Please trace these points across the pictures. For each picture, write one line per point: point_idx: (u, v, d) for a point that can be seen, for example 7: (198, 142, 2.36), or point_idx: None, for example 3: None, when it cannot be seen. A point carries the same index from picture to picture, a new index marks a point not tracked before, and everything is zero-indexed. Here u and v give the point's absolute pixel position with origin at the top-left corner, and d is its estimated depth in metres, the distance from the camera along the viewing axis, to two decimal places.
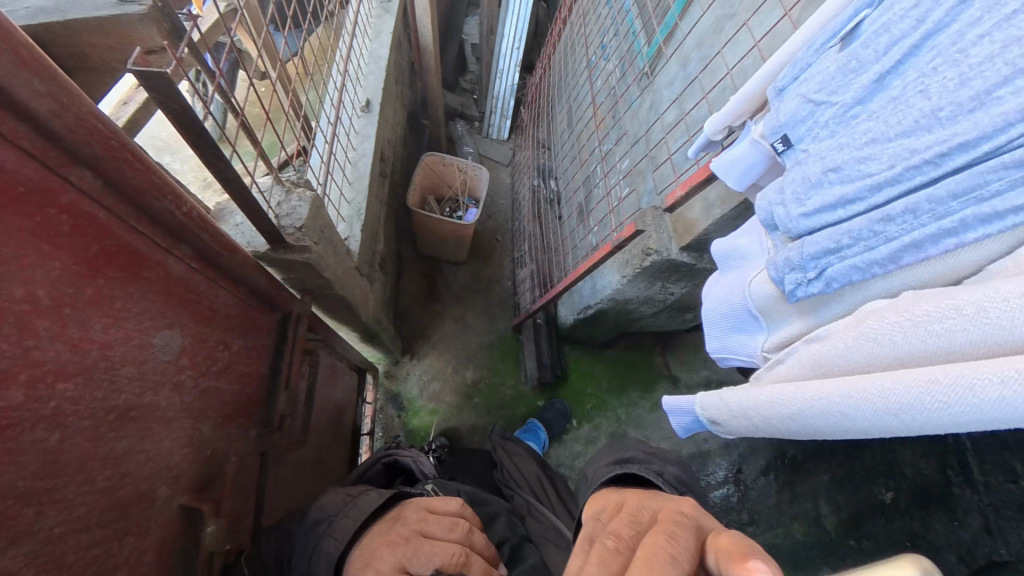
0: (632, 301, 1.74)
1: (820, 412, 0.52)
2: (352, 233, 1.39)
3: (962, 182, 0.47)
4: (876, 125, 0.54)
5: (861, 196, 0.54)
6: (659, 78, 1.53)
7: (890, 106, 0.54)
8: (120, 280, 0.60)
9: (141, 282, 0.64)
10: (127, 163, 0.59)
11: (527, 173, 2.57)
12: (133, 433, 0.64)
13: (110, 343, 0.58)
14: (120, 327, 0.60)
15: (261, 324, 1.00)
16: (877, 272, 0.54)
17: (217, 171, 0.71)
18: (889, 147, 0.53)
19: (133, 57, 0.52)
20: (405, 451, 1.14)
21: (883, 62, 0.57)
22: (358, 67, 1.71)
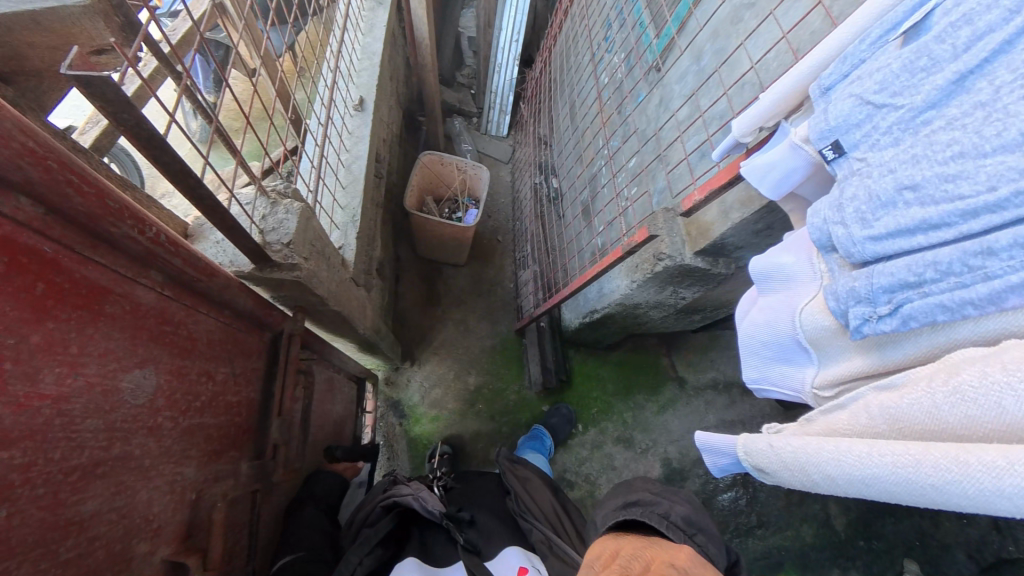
0: (641, 305, 1.67)
1: (902, 480, 0.44)
2: (346, 241, 1.31)
3: None
4: (964, 136, 0.47)
5: (949, 222, 0.47)
6: (669, 72, 1.44)
7: (981, 114, 0.47)
8: (77, 320, 0.52)
9: (103, 321, 0.56)
10: (72, 187, 0.51)
11: (528, 170, 2.48)
12: (102, 491, 0.56)
13: (67, 396, 0.51)
14: (78, 375, 0.52)
15: (250, 347, 0.92)
16: (969, 313, 0.45)
17: (187, 188, 0.63)
18: (984, 164, 0.45)
19: (70, 59, 0.44)
20: (401, 489, 1.07)
21: (962, 62, 0.50)
22: (350, 62, 1.62)
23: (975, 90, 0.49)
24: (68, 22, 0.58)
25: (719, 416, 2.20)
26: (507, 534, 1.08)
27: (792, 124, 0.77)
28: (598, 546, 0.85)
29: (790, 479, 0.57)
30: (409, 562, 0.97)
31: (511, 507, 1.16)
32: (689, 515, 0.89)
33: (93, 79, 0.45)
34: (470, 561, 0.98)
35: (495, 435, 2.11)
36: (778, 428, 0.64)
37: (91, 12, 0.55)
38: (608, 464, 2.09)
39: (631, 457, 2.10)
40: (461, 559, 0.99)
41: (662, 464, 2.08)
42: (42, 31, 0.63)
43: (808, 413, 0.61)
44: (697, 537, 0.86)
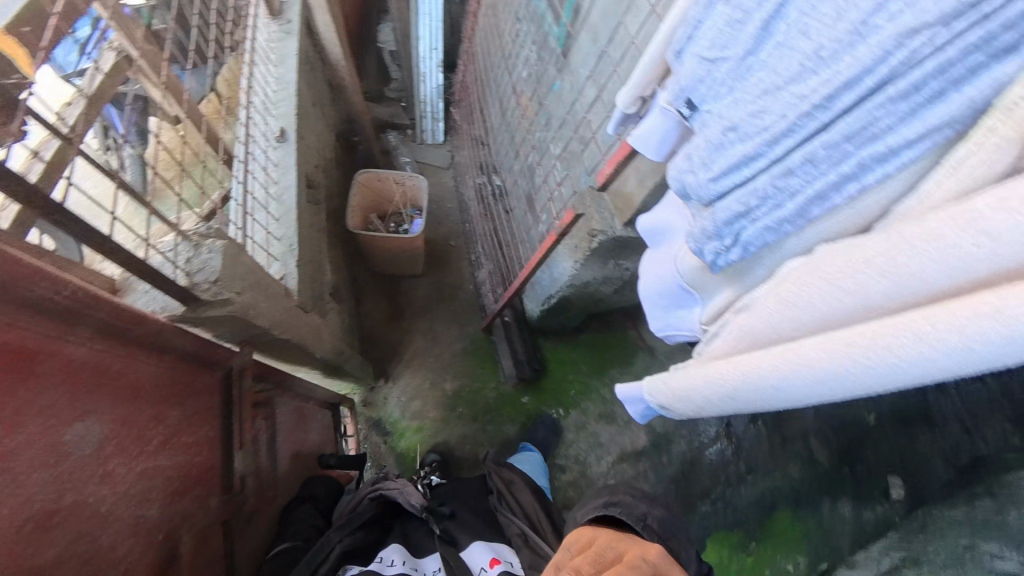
0: (591, 282, 1.74)
1: (750, 386, 0.55)
2: (287, 270, 1.35)
3: (853, 127, 0.47)
4: (767, 75, 0.53)
5: (762, 153, 0.54)
6: (574, 57, 1.50)
7: (778, 53, 0.53)
8: (8, 384, 0.56)
9: (34, 381, 0.59)
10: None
11: (471, 172, 2.53)
12: (63, 537, 0.60)
13: (8, 454, 0.54)
14: (16, 436, 0.55)
15: (201, 386, 0.95)
16: (787, 230, 0.55)
17: (92, 244, 0.66)
18: (781, 97, 0.52)
19: None
20: (388, 483, 1.15)
21: (763, 8, 0.56)
22: (266, 95, 1.64)
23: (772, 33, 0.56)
24: None
25: None
26: (485, 530, 1.12)
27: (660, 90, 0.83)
28: (575, 541, 0.93)
29: (693, 403, 0.67)
30: (391, 546, 1.06)
31: (493, 502, 1.22)
32: (664, 516, 0.96)
33: None
34: (445, 551, 1.06)
35: (481, 435, 2.17)
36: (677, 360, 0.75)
37: None
38: (594, 442, 2.17)
39: (615, 431, 2.18)
40: (438, 549, 1.08)
41: (646, 431, 2.17)
42: None
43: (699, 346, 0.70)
44: (672, 540, 0.94)
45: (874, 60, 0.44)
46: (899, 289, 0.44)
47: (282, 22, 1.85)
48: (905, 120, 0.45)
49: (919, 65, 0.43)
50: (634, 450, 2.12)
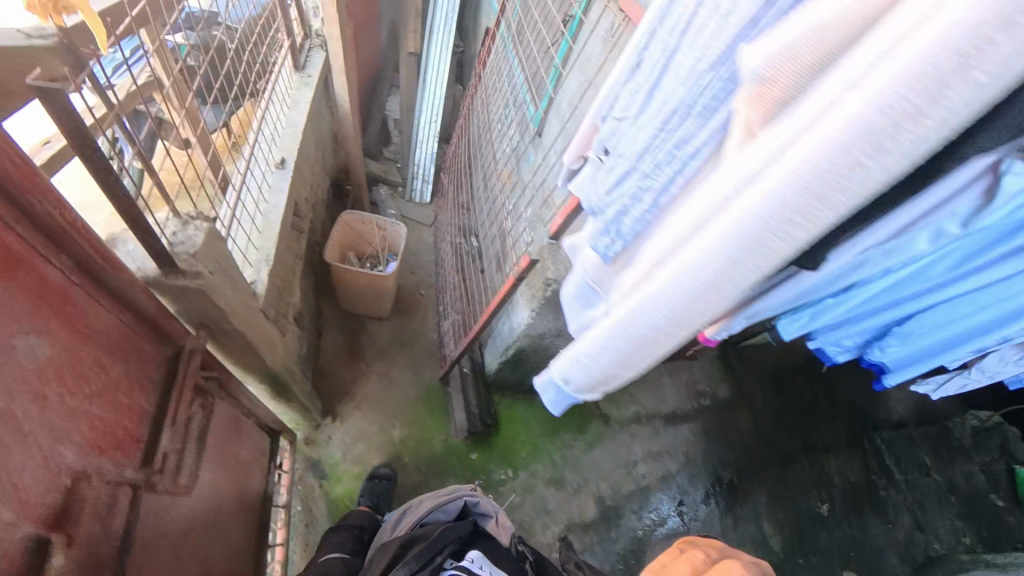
0: (546, 334, 1.89)
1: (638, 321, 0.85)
2: (258, 278, 1.45)
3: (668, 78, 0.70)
4: (671, 109, 0.71)
5: (653, 157, 0.77)
6: (562, 102, 1.59)
7: (661, 128, 0.74)
8: (22, 296, 0.69)
9: (51, 315, 0.74)
10: (15, 167, 0.66)
11: (449, 231, 2.74)
12: (56, 406, 0.75)
13: (28, 358, 0.69)
14: (25, 337, 0.69)
15: (146, 356, 0.99)
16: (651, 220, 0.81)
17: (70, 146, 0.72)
18: (662, 120, 0.73)
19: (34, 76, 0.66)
20: (482, 503, 1.63)
21: (653, 69, 0.72)
22: (273, 130, 1.84)
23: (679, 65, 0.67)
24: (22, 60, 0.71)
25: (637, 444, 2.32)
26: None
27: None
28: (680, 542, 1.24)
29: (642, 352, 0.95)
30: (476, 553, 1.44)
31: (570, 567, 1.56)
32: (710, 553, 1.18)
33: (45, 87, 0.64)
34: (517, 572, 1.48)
35: (422, 488, 2.15)
36: (585, 363, 1.00)
37: None
38: None
39: (564, 497, 2.32)
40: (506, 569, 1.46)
41: None
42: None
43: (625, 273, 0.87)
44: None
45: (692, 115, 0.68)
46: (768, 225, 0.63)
47: (302, 76, 2.12)
48: (670, 104, 0.71)
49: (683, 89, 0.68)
50: None
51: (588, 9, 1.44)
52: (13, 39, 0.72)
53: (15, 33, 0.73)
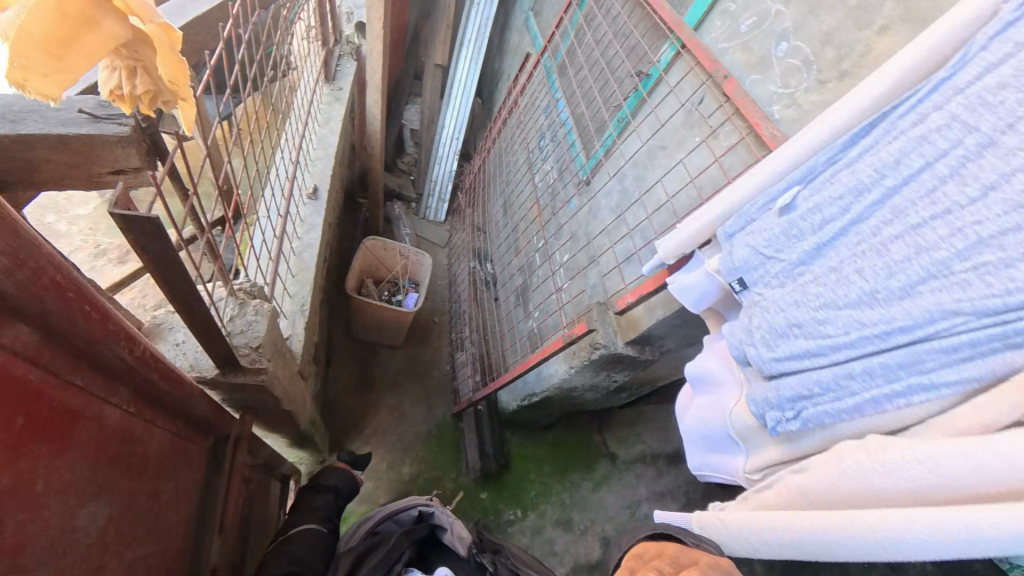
0: (578, 389, 1.78)
1: (822, 526, 0.64)
2: (294, 332, 1.33)
3: (879, 216, 0.66)
4: (872, 252, 0.64)
5: (845, 305, 0.66)
6: (623, 157, 1.52)
7: (851, 262, 0.67)
8: (81, 462, 0.52)
9: (110, 466, 0.58)
10: (85, 315, 0.48)
11: (464, 256, 2.55)
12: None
13: (83, 532, 0.53)
14: (81, 512, 0.53)
15: (193, 458, 0.83)
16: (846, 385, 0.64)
17: (150, 260, 0.56)
18: (864, 261, 0.65)
19: (114, 199, 0.48)
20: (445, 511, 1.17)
21: (849, 212, 0.68)
22: (305, 154, 1.70)
23: (861, 233, 0.67)
24: (95, 147, 0.58)
25: (648, 488, 2.27)
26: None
27: (985, 157, 0.57)
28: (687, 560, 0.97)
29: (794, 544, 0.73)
30: None
31: None
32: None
33: (136, 217, 0.49)
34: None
35: None
36: (736, 532, 0.80)
37: (124, 140, 0.58)
38: (550, 547, 2.09)
39: (572, 539, 2.13)
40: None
41: (601, 542, 2.13)
42: (60, 148, 0.59)
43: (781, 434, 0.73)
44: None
45: (916, 272, 0.59)
46: (976, 485, 0.53)
47: (333, 88, 2.01)
48: (881, 249, 0.64)
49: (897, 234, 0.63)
50: (588, 561, 2.08)
51: (669, 67, 1.32)
52: (80, 122, 0.59)
53: (80, 113, 0.60)
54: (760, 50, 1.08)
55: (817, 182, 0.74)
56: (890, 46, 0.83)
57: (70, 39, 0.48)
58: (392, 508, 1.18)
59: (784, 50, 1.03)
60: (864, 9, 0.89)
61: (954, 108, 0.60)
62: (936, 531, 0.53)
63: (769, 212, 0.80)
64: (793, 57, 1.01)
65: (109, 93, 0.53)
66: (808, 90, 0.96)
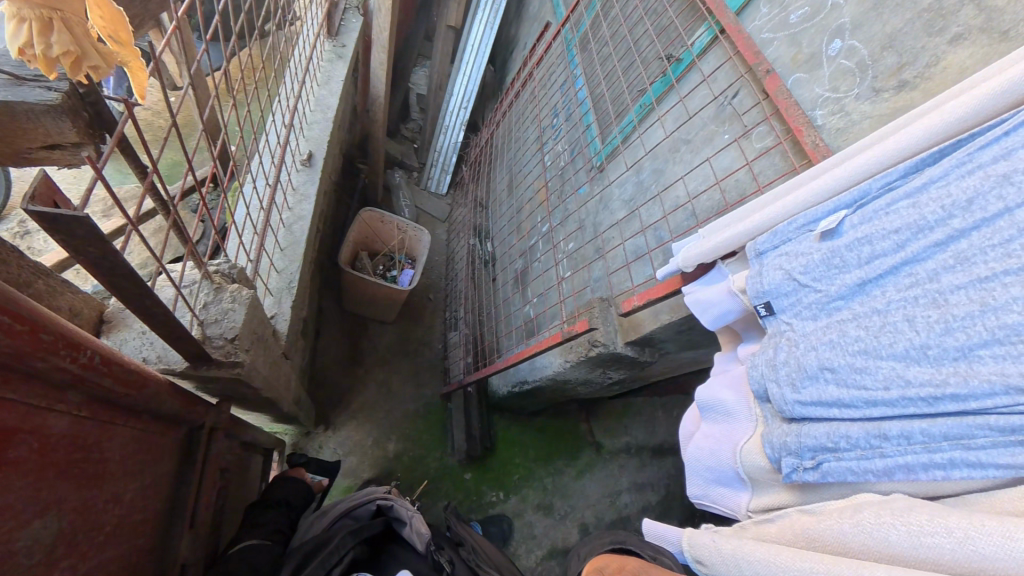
0: (571, 382, 1.73)
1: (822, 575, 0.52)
2: (280, 310, 1.24)
3: (939, 264, 0.55)
4: (922, 302, 0.54)
5: (887, 356, 0.54)
6: (642, 150, 1.41)
7: (899, 305, 0.56)
8: (23, 479, 0.47)
9: (60, 479, 0.52)
10: (4, 328, 0.41)
11: (463, 232, 2.47)
12: None
13: (27, 549, 0.48)
14: (25, 530, 0.47)
15: (165, 449, 0.78)
16: (878, 445, 0.53)
17: (85, 258, 0.48)
18: (913, 311, 0.54)
19: (31, 191, 0.39)
20: (406, 501, 1.03)
21: (905, 251, 0.58)
22: (301, 116, 1.58)
23: (916, 277, 0.56)
24: (23, 122, 0.50)
25: (632, 479, 2.27)
26: None
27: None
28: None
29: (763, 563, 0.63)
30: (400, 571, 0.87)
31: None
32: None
33: (64, 216, 0.41)
34: None
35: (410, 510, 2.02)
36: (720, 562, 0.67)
37: (58, 109, 0.51)
38: (528, 532, 2.08)
39: (550, 524, 2.12)
40: None
41: (579, 530, 2.13)
42: None
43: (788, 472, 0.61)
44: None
45: (973, 336, 0.49)
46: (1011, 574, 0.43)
47: (336, 44, 1.87)
48: (933, 296, 0.53)
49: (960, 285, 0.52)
50: (565, 547, 2.08)
51: (704, 54, 1.21)
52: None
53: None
54: (809, 48, 0.99)
55: (870, 208, 0.63)
56: (963, 58, 0.75)
57: None
58: (346, 503, 1.04)
59: (837, 49, 0.93)
60: (936, 12, 0.80)
61: None
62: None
63: (809, 234, 0.69)
64: (847, 58, 0.92)
65: (17, 52, 0.42)
66: (860, 98, 0.87)
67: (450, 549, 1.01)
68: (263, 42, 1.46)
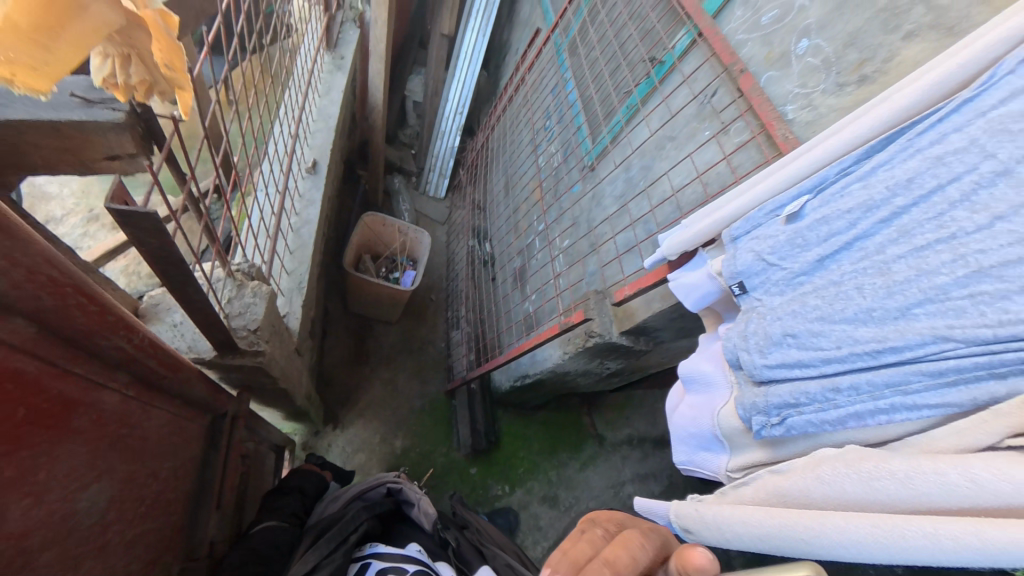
0: (571, 374, 1.79)
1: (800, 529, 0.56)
2: (292, 309, 1.32)
3: (887, 238, 0.62)
4: (870, 272, 0.61)
5: (841, 320, 0.61)
6: (632, 150, 1.48)
7: (851, 276, 0.63)
8: (84, 446, 0.53)
9: (111, 450, 0.58)
10: (79, 308, 0.48)
11: (463, 234, 2.55)
12: (113, 552, 0.61)
13: (85, 510, 0.54)
14: (84, 493, 0.53)
15: (192, 435, 0.84)
16: (830, 397, 0.60)
17: (149, 251, 0.56)
18: (862, 280, 0.61)
19: (112, 193, 0.48)
20: (413, 484, 1.07)
21: (857, 228, 0.65)
22: (304, 125, 1.66)
23: (867, 250, 0.64)
24: (88, 135, 0.59)
25: (635, 470, 2.32)
26: None
27: (999, 187, 0.54)
28: None
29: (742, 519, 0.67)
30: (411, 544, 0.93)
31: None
32: None
33: (134, 214, 0.49)
34: None
35: None
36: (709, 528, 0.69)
37: (119, 126, 0.59)
38: (535, 523, 2.14)
39: (556, 515, 2.18)
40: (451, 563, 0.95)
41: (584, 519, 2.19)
42: (56, 137, 0.58)
43: (759, 428, 0.67)
44: None
45: (910, 297, 0.56)
46: (944, 506, 0.50)
47: (335, 56, 1.94)
48: (882, 266, 0.61)
49: (902, 254, 0.59)
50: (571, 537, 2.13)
51: (684, 55, 1.28)
52: (72, 106, 0.58)
53: (71, 97, 0.59)
54: (781, 46, 1.06)
55: (829, 191, 0.70)
56: (915, 53, 0.82)
57: (57, 26, 0.44)
58: (357, 487, 1.08)
59: (805, 48, 1.01)
60: (891, 12, 0.87)
61: (975, 132, 0.57)
62: (897, 538, 0.49)
63: (776, 219, 0.76)
64: (813, 56, 0.99)
65: (102, 80, 0.52)
66: (825, 93, 0.94)
67: (456, 529, 1.07)
68: (261, 52, 1.52)
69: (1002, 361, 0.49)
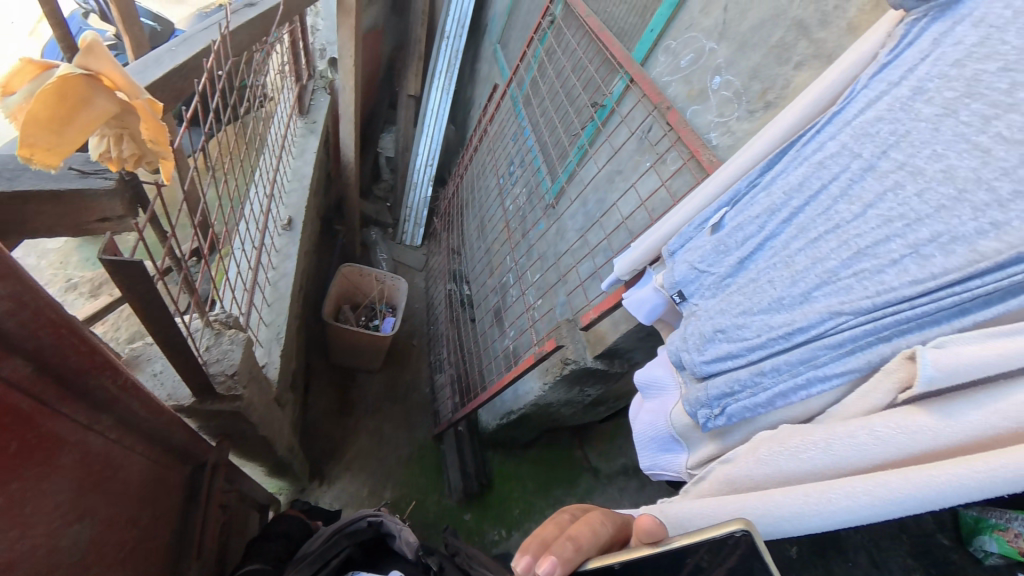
0: (554, 404, 1.82)
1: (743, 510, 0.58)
2: (270, 359, 1.35)
3: (790, 235, 0.71)
4: (779, 266, 0.71)
5: (760, 311, 0.70)
6: (586, 185, 1.59)
7: (766, 272, 0.72)
8: (70, 483, 0.56)
9: (95, 491, 0.61)
10: (75, 349, 0.53)
11: (441, 278, 2.62)
12: None
13: (66, 548, 0.56)
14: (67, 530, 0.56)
15: (173, 483, 0.86)
16: (759, 381, 0.67)
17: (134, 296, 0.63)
18: (773, 274, 0.71)
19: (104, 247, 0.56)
20: (395, 516, 1.07)
21: (766, 231, 0.74)
22: (279, 185, 1.76)
23: (776, 249, 0.73)
24: (82, 199, 0.66)
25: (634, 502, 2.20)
26: None
27: (866, 181, 0.64)
28: None
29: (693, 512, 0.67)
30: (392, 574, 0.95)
31: None
32: None
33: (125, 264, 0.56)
34: None
35: None
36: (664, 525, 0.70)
37: (111, 192, 0.69)
38: None
39: None
40: None
41: None
42: (56, 206, 0.65)
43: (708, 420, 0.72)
44: None
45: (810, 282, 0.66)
46: (862, 466, 0.55)
47: (307, 121, 2.08)
48: (788, 260, 0.70)
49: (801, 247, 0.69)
50: None
51: (621, 98, 1.43)
52: (69, 177, 0.67)
53: (69, 169, 0.68)
54: (699, 84, 1.20)
55: (742, 202, 0.79)
56: (806, 79, 0.94)
57: (67, 118, 0.57)
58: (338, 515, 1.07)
59: (718, 83, 1.14)
60: (781, 48, 1.01)
61: (845, 139, 0.67)
62: (825, 501, 0.53)
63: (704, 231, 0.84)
64: (726, 89, 1.12)
65: (100, 156, 0.63)
66: (740, 119, 1.06)
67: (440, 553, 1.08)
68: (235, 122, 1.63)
69: (884, 326, 0.57)
